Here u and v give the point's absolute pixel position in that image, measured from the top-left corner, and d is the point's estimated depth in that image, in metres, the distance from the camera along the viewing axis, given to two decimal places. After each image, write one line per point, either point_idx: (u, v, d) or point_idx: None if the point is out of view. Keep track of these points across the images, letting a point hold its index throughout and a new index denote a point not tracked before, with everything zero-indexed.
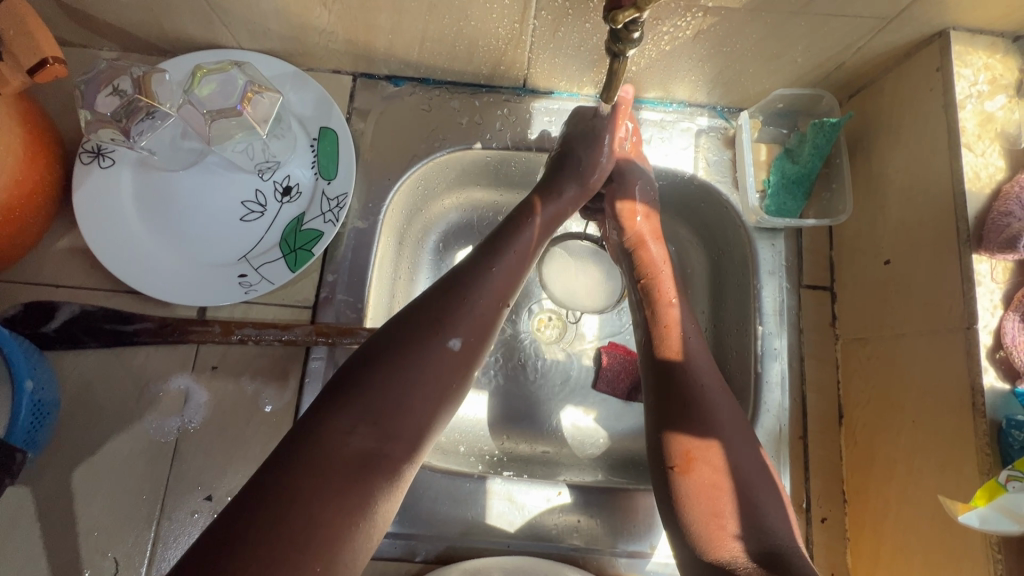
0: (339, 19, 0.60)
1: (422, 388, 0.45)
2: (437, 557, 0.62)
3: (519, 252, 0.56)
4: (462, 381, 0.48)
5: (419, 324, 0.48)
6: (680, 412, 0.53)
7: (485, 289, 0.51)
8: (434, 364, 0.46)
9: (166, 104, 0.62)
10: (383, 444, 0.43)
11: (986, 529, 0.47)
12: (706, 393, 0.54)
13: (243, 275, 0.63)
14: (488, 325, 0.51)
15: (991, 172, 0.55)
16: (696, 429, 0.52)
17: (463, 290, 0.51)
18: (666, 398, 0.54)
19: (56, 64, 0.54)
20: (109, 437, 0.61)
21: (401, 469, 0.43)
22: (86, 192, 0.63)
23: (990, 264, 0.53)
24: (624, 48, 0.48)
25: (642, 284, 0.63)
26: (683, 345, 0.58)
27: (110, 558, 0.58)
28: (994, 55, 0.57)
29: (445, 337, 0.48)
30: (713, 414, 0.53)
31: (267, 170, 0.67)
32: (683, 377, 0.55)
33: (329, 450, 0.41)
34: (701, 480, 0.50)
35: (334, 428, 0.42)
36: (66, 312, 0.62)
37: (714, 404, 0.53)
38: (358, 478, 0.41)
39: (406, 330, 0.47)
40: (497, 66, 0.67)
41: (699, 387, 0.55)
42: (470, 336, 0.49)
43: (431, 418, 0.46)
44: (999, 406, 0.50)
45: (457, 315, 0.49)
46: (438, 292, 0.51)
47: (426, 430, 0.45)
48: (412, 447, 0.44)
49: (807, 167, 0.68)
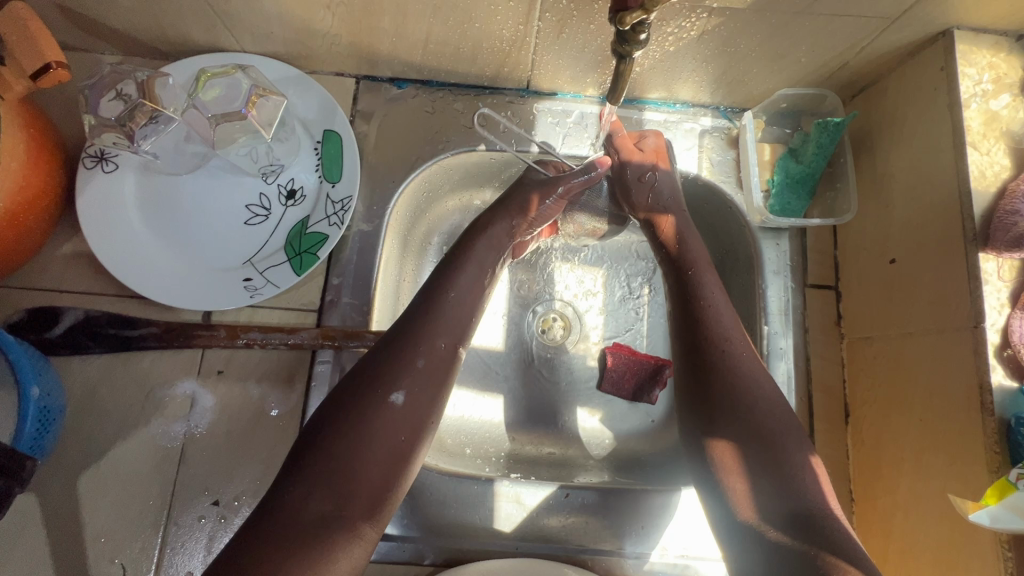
0: (343, 22, 0.60)
1: (372, 450, 0.47)
2: (445, 560, 0.62)
3: (463, 296, 0.57)
4: (414, 434, 0.50)
5: (361, 385, 0.50)
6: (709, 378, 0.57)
7: (427, 342, 0.53)
8: (381, 422, 0.49)
9: (170, 108, 0.62)
10: (339, 506, 0.45)
11: (996, 527, 0.47)
12: (739, 366, 0.57)
13: (249, 279, 0.63)
14: (434, 377, 0.52)
15: (997, 170, 0.55)
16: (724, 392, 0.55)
17: (403, 345, 0.52)
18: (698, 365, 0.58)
19: (60, 69, 0.54)
20: (116, 442, 0.60)
21: (374, 505, 0.47)
22: (90, 197, 0.63)
23: (996, 263, 0.53)
24: (631, 50, 0.48)
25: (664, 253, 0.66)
26: (710, 309, 0.60)
27: (118, 564, 0.58)
28: (998, 54, 0.57)
29: (387, 393, 0.50)
30: (747, 380, 0.56)
31: (271, 173, 0.67)
32: (715, 348, 0.58)
33: (298, 496, 0.44)
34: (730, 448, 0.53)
35: (290, 496, 0.44)
36: (70, 317, 0.61)
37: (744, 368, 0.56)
38: (329, 520, 0.44)
39: (351, 393, 0.49)
40: (501, 68, 0.67)
41: (732, 359, 0.57)
42: (412, 390, 0.51)
43: (389, 474, 0.48)
44: (1007, 404, 0.50)
45: (398, 373, 0.51)
46: (396, 328, 0.54)
47: (399, 464, 0.49)
48: (370, 507, 0.46)
49: (811, 167, 0.68)
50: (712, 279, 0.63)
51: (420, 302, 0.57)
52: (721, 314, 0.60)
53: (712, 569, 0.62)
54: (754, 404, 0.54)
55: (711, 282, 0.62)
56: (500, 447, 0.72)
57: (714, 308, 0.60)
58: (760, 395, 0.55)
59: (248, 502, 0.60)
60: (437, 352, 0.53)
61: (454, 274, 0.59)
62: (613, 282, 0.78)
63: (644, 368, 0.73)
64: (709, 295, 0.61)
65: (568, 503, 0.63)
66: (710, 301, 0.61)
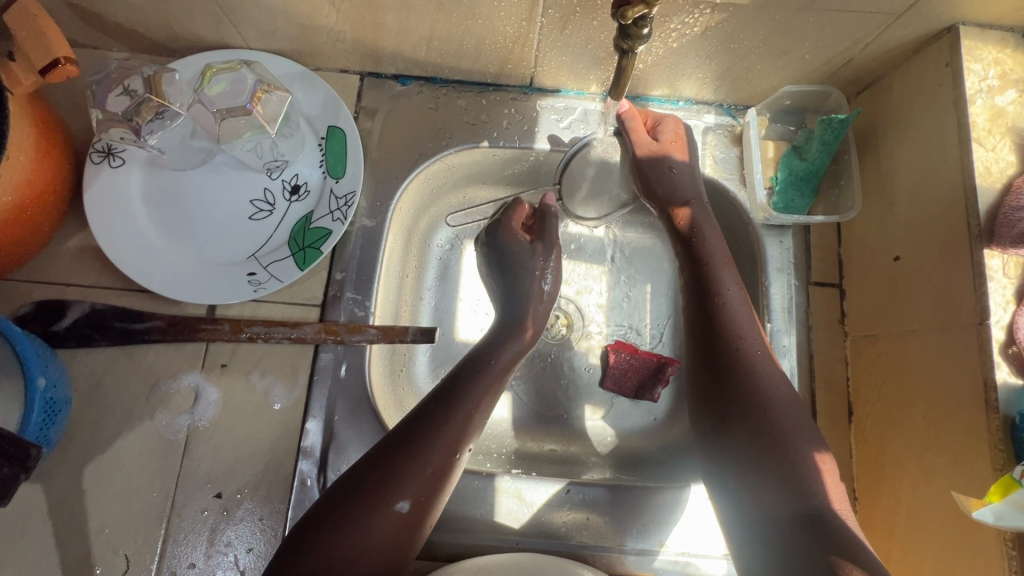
0: (347, 18, 0.61)
1: (370, 552, 0.49)
2: (446, 555, 0.62)
3: (479, 395, 0.58)
4: (413, 535, 0.52)
5: (369, 488, 0.51)
6: (724, 378, 0.57)
7: (438, 446, 0.54)
8: (384, 525, 0.50)
9: (176, 103, 0.62)
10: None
11: (1000, 525, 0.46)
12: (757, 367, 0.56)
13: (253, 274, 0.64)
14: (440, 482, 0.54)
15: (1003, 166, 0.55)
16: (748, 386, 0.56)
17: (416, 446, 0.53)
18: (717, 367, 0.58)
19: (68, 64, 0.54)
20: (120, 434, 0.61)
21: None
22: (96, 191, 0.63)
23: (1002, 259, 0.52)
24: (633, 44, 0.48)
25: (687, 245, 0.65)
26: (715, 286, 0.61)
27: (121, 556, 0.58)
28: (1004, 49, 0.57)
29: (393, 500, 0.51)
30: (762, 378, 0.56)
31: (275, 169, 0.67)
32: (732, 348, 0.58)
33: None
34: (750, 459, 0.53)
35: None
36: (77, 310, 0.62)
37: (755, 357, 0.57)
38: None
39: (358, 493, 0.51)
40: (504, 65, 0.67)
41: (754, 357, 0.57)
42: (418, 495, 0.52)
43: (376, 574, 0.50)
44: (1012, 401, 0.50)
45: (408, 477, 0.52)
46: (409, 423, 0.55)
47: (391, 562, 0.50)
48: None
49: (815, 164, 0.68)
50: (730, 270, 0.63)
51: (437, 397, 0.58)
52: (736, 312, 0.60)
53: (714, 566, 0.62)
54: (773, 393, 0.55)
55: (729, 277, 0.62)
56: (502, 443, 0.71)
57: (733, 307, 0.60)
58: (775, 392, 0.55)
59: (250, 495, 0.60)
60: (447, 458, 0.54)
61: (477, 374, 0.60)
62: (616, 279, 0.78)
63: (646, 366, 0.72)
64: (715, 262, 0.63)
65: (569, 500, 0.63)
66: (726, 295, 0.60)
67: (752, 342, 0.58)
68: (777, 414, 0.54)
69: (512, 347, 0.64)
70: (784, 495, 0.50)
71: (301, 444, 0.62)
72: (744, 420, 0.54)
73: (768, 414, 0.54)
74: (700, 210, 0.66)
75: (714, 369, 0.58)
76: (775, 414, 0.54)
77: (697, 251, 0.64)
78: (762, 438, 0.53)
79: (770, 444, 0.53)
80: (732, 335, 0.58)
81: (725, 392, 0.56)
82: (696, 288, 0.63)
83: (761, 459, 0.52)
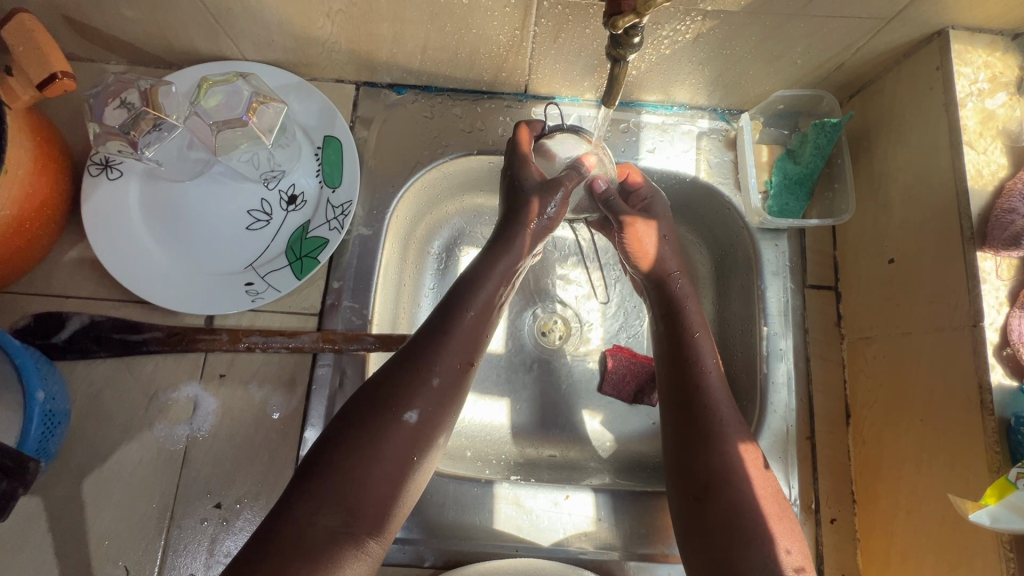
0: (342, 30, 0.61)
1: (383, 469, 0.47)
2: (445, 562, 0.62)
3: (480, 310, 0.56)
4: (425, 452, 0.50)
5: (374, 402, 0.49)
6: (696, 441, 0.55)
7: (443, 359, 0.52)
8: (394, 439, 0.48)
9: (173, 115, 0.63)
10: (347, 524, 0.44)
11: (998, 528, 0.46)
12: (733, 443, 0.54)
13: (250, 283, 0.64)
14: (448, 393, 0.52)
15: (994, 169, 0.55)
16: (715, 453, 0.53)
17: (421, 360, 0.52)
18: (688, 429, 0.56)
19: (65, 79, 0.55)
20: (120, 445, 0.61)
21: (380, 522, 0.46)
22: (94, 204, 0.64)
23: (994, 261, 0.53)
24: (624, 53, 0.49)
25: (666, 316, 0.64)
26: (695, 351, 0.60)
27: (121, 567, 0.58)
28: (993, 53, 0.58)
29: (402, 411, 0.49)
30: (731, 446, 0.54)
31: (272, 179, 0.67)
32: (709, 414, 0.55)
33: (307, 512, 0.43)
34: (717, 520, 0.51)
35: (298, 512, 0.43)
36: (75, 322, 0.62)
37: (724, 421, 0.55)
38: (338, 534, 0.43)
39: (362, 411, 0.49)
40: (498, 73, 0.67)
41: (722, 422, 0.55)
42: (427, 406, 0.50)
43: (395, 492, 0.47)
44: (1007, 403, 0.50)
45: (414, 388, 0.50)
46: (413, 336, 0.54)
47: (408, 477, 0.48)
48: (376, 523, 0.46)
49: (809, 167, 0.68)
50: (708, 342, 0.61)
51: (438, 311, 0.56)
52: (716, 385, 0.58)
53: None
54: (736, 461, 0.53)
55: (707, 347, 0.60)
56: (501, 450, 0.72)
57: (711, 378, 0.58)
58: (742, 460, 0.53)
59: (250, 504, 0.60)
60: (453, 368, 0.53)
61: (477, 286, 0.57)
62: (614, 284, 0.78)
63: (644, 369, 0.73)
64: (692, 330, 0.61)
65: (568, 506, 0.64)
66: (705, 364, 0.59)
67: (728, 416, 0.56)
68: (749, 493, 0.52)
69: (501, 267, 0.60)
70: (764, 547, 0.49)
71: (298, 451, 0.62)
72: (720, 499, 0.52)
73: (735, 489, 0.52)
74: (683, 284, 0.66)
75: (688, 438, 0.55)
76: (749, 490, 0.52)
77: (677, 320, 0.63)
78: (733, 516, 0.51)
79: (743, 516, 0.50)
80: (712, 401, 0.56)
81: (694, 463, 0.54)
82: (675, 355, 0.60)
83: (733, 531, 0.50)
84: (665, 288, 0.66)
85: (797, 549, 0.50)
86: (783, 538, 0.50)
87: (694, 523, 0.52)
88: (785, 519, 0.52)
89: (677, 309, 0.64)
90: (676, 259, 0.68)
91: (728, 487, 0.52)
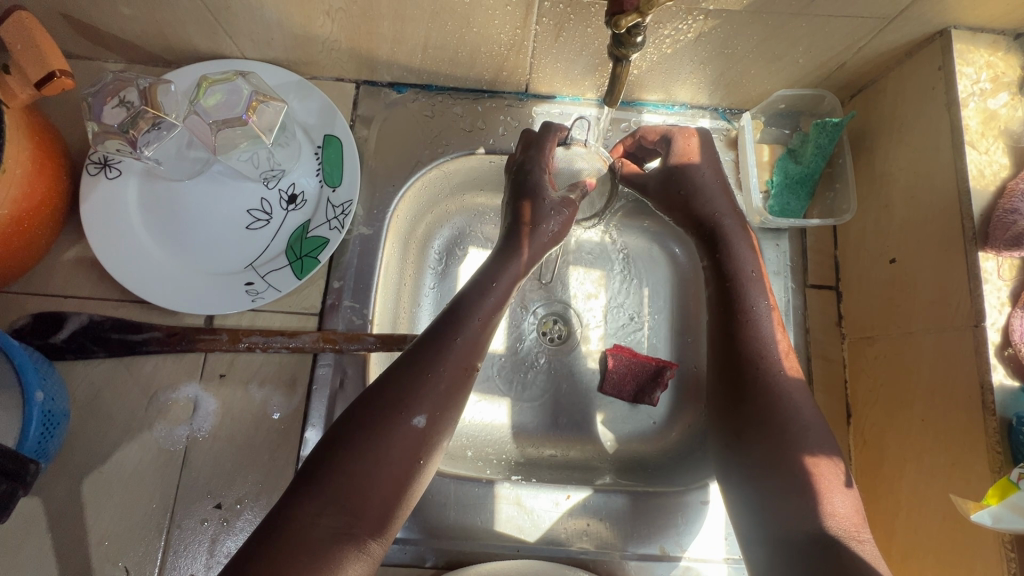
0: (342, 28, 0.61)
1: (386, 470, 0.46)
2: (446, 563, 0.62)
3: (486, 313, 0.56)
4: (430, 455, 0.49)
5: (378, 405, 0.49)
6: (741, 392, 0.55)
7: (448, 361, 0.52)
8: (400, 442, 0.48)
9: (172, 113, 0.62)
10: (349, 525, 0.44)
11: (999, 528, 0.46)
12: (780, 388, 0.54)
13: (250, 283, 0.64)
14: (453, 397, 0.51)
15: (996, 169, 0.55)
16: (759, 402, 0.54)
17: (425, 362, 0.52)
18: (734, 379, 0.56)
19: (63, 77, 0.55)
20: (120, 445, 0.61)
21: (383, 523, 0.46)
22: (93, 202, 0.63)
23: (996, 262, 0.53)
24: (627, 52, 0.48)
25: (714, 263, 0.63)
26: (745, 299, 0.59)
27: (121, 567, 0.58)
28: (996, 53, 0.58)
29: (406, 414, 0.49)
30: (777, 395, 0.54)
31: (272, 178, 0.67)
32: (754, 364, 0.56)
33: (310, 512, 0.43)
34: (758, 467, 0.52)
35: (301, 512, 0.43)
36: (74, 322, 0.62)
37: (771, 370, 0.55)
38: (340, 535, 0.43)
39: (367, 413, 0.48)
40: (499, 72, 0.67)
41: (768, 370, 0.55)
42: (432, 410, 0.50)
43: (398, 493, 0.47)
44: (1009, 404, 0.50)
45: (418, 391, 0.50)
46: (418, 338, 0.54)
47: (412, 480, 0.48)
48: (378, 525, 0.45)
49: (810, 167, 0.68)
50: (762, 288, 0.60)
51: (443, 314, 0.56)
52: (764, 331, 0.57)
53: (714, 570, 0.62)
54: (783, 407, 0.53)
55: (758, 294, 0.59)
56: (502, 450, 0.72)
57: (759, 327, 0.57)
58: (790, 407, 0.53)
59: (250, 505, 0.60)
60: (459, 370, 0.52)
61: (480, 286, 0.57)
62: (615, 283, 0.78)
63: (645, 369, 0.72)
64: (744, 277, 0.60)
65: (569, 506, 0.63)
66: (753, 310, 0.58)
67: (776, 363, 0.56)
68: (797, 438, 0.52)
69: (513, 269, 0.60)
70: (794, 514, 0.49)
71: (299, 452, 0.61)
72: (763, 444, 0.52)
73: (780, 435, 0.52)
74: (734, 224, 0.63)
75: (734, 386, 0.56)
76: (796, 435, 0.52)
77: (726, 268, 0.61)
78: (775, 462, 0.51)
79: (783, 460, 0.51)
80: (756, 349, 0.56)
81: (739, 412, 0.55)
82: (722, 305, 0.60)
83: (767, 482, 0.51)
84: (711, 233, 0.64)
85: (846, 497, 0.49)
86: (831, 483, 0.50)
87: (739, 475, 0.53)
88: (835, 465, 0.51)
89: (724, 254, 0.62)
90: (725, 202, 0.64)
91: (772, 435, 0.52)
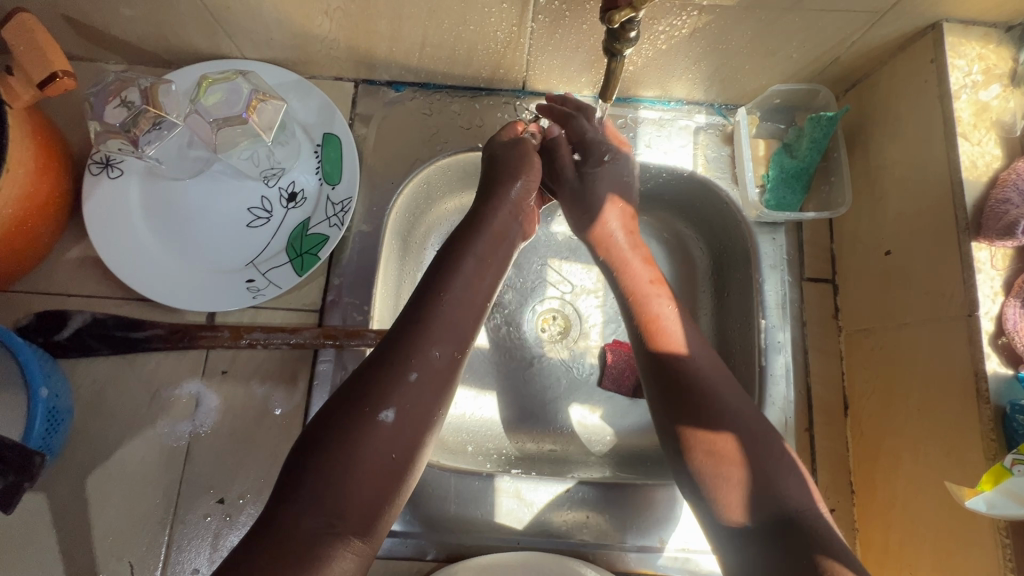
0: (340, 27, 0.61)
1: (365, 469, 0.45)
2: (447, 555, 0.63)
3: (458, 301, 0.54)
4: (407, 451, 0.47)
5: (350, 404, 0.47)
6: (677, 396, 0.55)
7: (420, 353, 0.50)
8: (374, 441, 0.46)
9: (173, 113, 0.63)
10: (332, 527, 0.42)
11: (994, 514, 0.47)
12: (709, 382, 0.56)
13: (251, 280, 0.64)
14: (428, 391, 0.49)
15: (989, 160, 0.56)
16: (694, 406, 0.54)
17: (396, 356, 0.50)
18: (666, 384, 0.56)
19: (66, 78, 0.56)
20: (123, 441, 0.62)
21: (368, 522, 0.44)
22: (95, 202, 0.64)
23: (989, 252, 0.53)
24: (621, 47, 0.49)
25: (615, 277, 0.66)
26: (651, 307, 0.61)
27: (125, 563, 0.58)
28: (987, 45, 0.58)
29: (377, 411, 0.47)
30: (711, 390, 0.55)
31: (272, 177, 0.68)
32: (679, 368, 0.56)
33: (291, 514, 0.42)
34: (708, 461, 0.52)
35: (283, 517, 0.42)
36: (78, 320, 0.62)
37: (700, 370, 0.56)
38: (320, 537, 0.42)
39: (337, 413, 0.46)
40: (496, 70, 0.68)
41: (694, 369, 0.56)
42: (405, 405, 0.48)
43: (381, 491, 0.45)
44: (1003, 392, 0.50)
45: (389, 387, 0.48)
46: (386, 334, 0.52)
47: (392, 477, 0.46)
48: (363, 524, 0.44)
49: (805, 161, 0.69)
50: (667, 295, 0.63)
51: (413, 304, 0.54)
52: (679, 335, 0.59)
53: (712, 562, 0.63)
54: (719, 399, 0.54)
55: (663, 300, 0.62)
56: (501, 444, 0.72)
57: (676, 331, 0.59)
58: (731, 400, 0.54)
59: (253, 500, 0.60)
60: (433, 361, 0.50)
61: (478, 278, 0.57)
62: None
63: None
64: (642, 288, 0.63)
65: (569, 499, 0.64)
66: (663, 316, 0.60)
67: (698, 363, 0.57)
68: (741, 429, 0.53)
69: (480, 253, 0.58)
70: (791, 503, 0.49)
71: None
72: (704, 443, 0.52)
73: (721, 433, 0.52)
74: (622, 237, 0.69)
75: (668, 393, 0.56)
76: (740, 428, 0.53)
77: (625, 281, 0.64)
78: (727, 457, 0.51)
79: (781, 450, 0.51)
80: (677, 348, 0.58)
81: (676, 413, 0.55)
82: (633, 318, 0.61)
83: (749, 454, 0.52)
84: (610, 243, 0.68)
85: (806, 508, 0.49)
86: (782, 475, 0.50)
87: None
88: (786, 464, 0.51)
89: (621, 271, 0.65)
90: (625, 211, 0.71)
91: (714, 431, 0.53)
